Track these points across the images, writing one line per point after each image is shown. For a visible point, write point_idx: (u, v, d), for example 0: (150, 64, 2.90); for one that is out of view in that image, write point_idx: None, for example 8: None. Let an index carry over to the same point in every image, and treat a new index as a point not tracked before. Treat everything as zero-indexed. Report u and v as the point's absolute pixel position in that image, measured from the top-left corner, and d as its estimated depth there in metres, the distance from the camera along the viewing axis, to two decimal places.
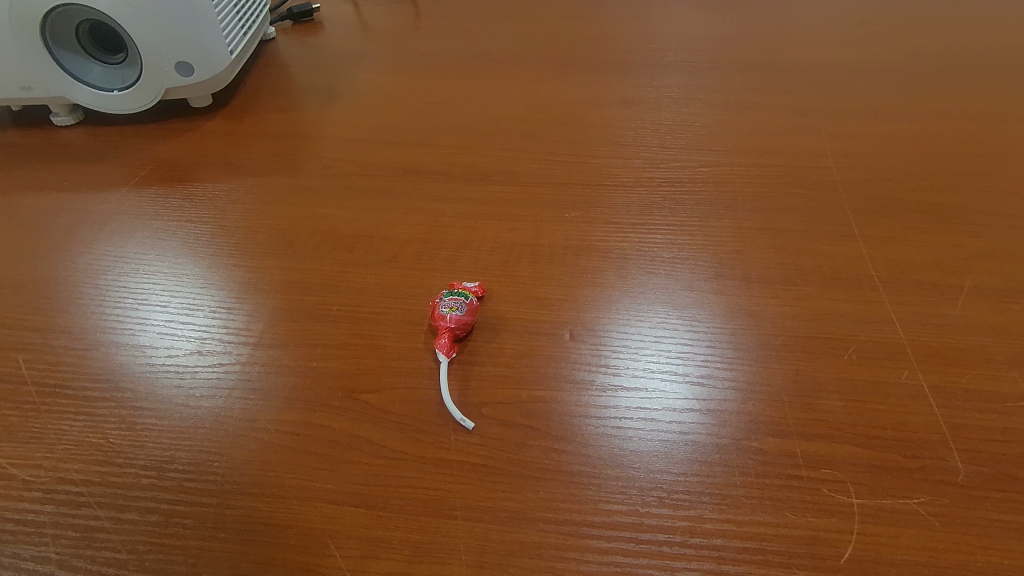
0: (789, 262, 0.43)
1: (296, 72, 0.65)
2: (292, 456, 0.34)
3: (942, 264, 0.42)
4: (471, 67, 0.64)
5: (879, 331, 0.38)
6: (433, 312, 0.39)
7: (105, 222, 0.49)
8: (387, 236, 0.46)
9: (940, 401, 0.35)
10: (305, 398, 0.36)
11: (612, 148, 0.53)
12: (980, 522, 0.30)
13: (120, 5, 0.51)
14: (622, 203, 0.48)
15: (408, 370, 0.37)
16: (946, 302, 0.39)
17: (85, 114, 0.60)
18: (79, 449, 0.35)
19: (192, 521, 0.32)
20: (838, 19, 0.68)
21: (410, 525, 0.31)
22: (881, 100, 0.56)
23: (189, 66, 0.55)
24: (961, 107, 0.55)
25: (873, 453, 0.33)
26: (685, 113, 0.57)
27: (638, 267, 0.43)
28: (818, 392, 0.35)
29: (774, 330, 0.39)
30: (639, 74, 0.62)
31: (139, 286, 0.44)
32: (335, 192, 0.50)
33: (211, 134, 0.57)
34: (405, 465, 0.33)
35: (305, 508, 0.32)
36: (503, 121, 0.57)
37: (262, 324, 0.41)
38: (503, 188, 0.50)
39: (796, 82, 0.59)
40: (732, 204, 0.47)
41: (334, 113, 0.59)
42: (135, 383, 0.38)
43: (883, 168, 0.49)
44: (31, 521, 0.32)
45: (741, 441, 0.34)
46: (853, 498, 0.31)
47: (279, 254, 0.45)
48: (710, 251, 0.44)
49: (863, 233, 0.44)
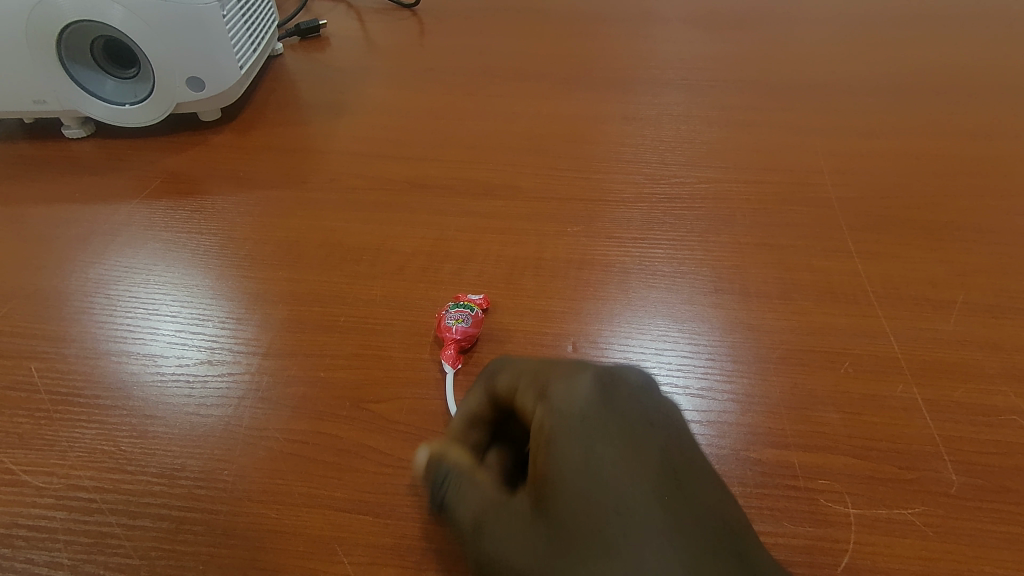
0: (787, 277, 0.44)
1: (303, 86, 0.67)
2: (301, 464, 0.35)
3: (935, 280, 0.43)
4: (475, 83, 0.66)
5: (874, 345, 0.39)
6: (439, 323, 0.40)
7: (115, 233, 0.50)
8: (393, 249, 0.47)
9: (934, 414, 0.35)
10: (313, 408, 0.37)
11: (613, 164, 0.55)
12: (973, 532, 0.31)
13: (134, 22, 0.52)
14: (623, 218, 0.49)
15: (414, 380, 0.39)
16: (938, 318, 0.40)
17: (97, 127, 0.61)
18: (91, 457, 0.36)
19: (201, 528, 0.33)
20: (833, 38, 0.69)
21: (417, 533, 0.32)
22: (875, 118, 0.57)
23: (200, 81, 0.57)
24: (952, 126, 0.56)
25: (868, 465, 0.34)
26: (684, 130, 0.58)
27: (639, 280, 0.44)
28: (816, 405, 0.36)
29: (773, 344, 0.40)
30: (639, 91, 0.63)
31: (150, 297, 0.45)
32: (342, 206, 0.51)
33: (220, 147, 0.58)
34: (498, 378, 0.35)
35: (314, 516, 0.33)
36: (506, 137, 0.58)
37: (271, 335, 0.41)
38: (506, 202, 0.51)
39: (792, 100, 0.60)
40: (730, 219, 0.48)
41: (341, 128, 0.60)
42: (145, 392, 0.39)
43: (876, 186, 0.50)
44: (44, 527, 0.33)
45: (741, 453, 0.34)
46: (849, 508, 0.32)
47: (287, 266, 0.46)
48: (709, 265, 0.45)
49: (859, 249, 0.45)
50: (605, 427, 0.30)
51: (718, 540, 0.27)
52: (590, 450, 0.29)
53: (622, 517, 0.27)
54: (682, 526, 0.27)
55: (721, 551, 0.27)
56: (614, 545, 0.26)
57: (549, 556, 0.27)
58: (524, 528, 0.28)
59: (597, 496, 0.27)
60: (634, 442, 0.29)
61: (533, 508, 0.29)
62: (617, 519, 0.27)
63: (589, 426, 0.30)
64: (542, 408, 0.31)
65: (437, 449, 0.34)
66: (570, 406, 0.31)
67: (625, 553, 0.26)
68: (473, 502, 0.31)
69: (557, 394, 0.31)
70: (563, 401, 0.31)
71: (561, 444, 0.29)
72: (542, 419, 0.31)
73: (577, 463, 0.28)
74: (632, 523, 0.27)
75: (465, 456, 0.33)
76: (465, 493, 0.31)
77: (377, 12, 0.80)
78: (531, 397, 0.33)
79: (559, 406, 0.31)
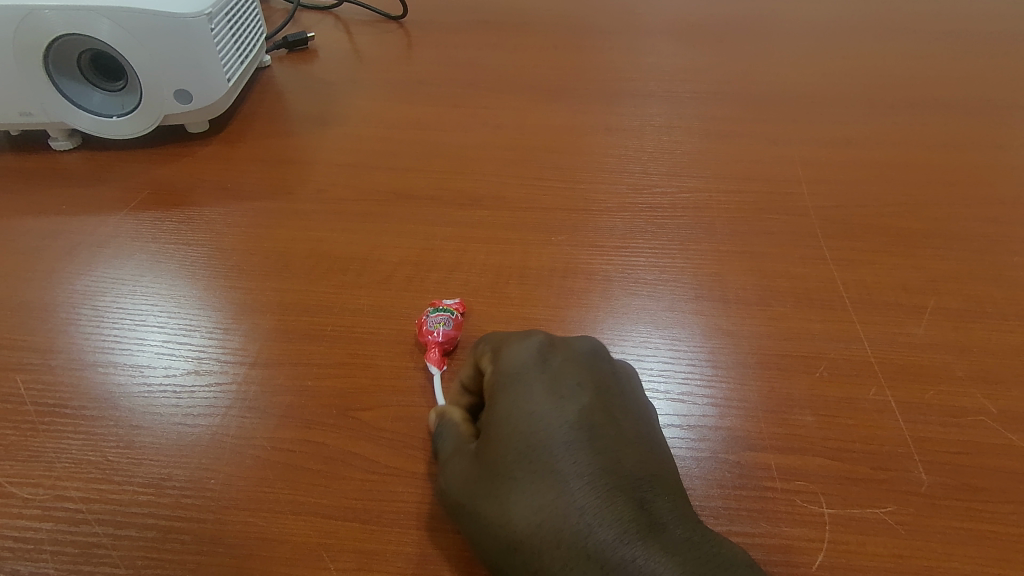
0: (766, 284, 0.45)
1: (291, 98, 0.67)
2: (288, 472, 0.35)
3: (907, 286, 0.44)
4: (461, 95, 0.67)
5: (848, 349, 0.40)
6: (420, 329, 0.41)
7: (102, 245, 0.50)
8: (380, 259, 0.48)
9: (906, 416, 0.37)
10: (300, 416, 0.38)
11: (597, 174, 0.56)
12: (943, 529, 0.32)
13: (122, 35, 0.52)
14: (606, 227, 0.50)
15: (400, 388, 0.39)
16: (910, 322, 0.41)
17: (84, 139, 0.61)
18: (77, 467, 0.36)
19: (189, 537, 0.33)
20: (811, 51, 0.71)
21: (402, 538, 0.33)
22: (851, 129, 0.59)
23: (187, 94, 0.57)
24: (924, 137, 0.58)
25: (842, 465, 0.35)
26: (665, 141, 0.59)
27: (622, 288, 0.45)
28: (793, 408, 0.37)
29: (752, 349, 0.41)
30: (622, 103, 0.65)
31: (137, 308, 0.45)
32: (329, 216, 0.52)
33: (208, 159, 0.59)
34: (473, 352, 0.37)
35: (301, 523, 0.33)
36: (491, 148, 0.59)
37: (258, 345, 0.42)
38: (492, 212, 0.52)
39: (771, 112, 0.62)
40: (711, 228, 0.50)
41: (328, 139, 0.61)
42: (132, 402, 0.39)
43: (851, 195, 0.52)
44: (30, 538, 0.33)
45: (719, 455, 0.35)
46: (825, 508, 0.33)
47: (274, 276, 0.47)
48: (690, 273, 0.46)
49: (835, 257, 0.46)
50: (538, 384, 0.32)
51: (627, 491, 0.29)
52: (520, 404, 0.31)
53: (536, 461, 0.29)
54: (591, 476, 0.29)
55: (627, 500, 0.28)
56: (525, 489, 0.29)
57: (474, 495, 0.30)
58: (459, 470, 0.31)
59: (519, 442, 0.30)
60: (563, 401, 0.31)
61: (473, 452, 0.31)
62: (531, 466, 0.29)
63: (524, 383, 0.32)
64: (492, 366, 0.34)
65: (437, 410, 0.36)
66: (512, 365, 0.33)
67: (533, 493, 0.29)
68: (444, 443, 0.33)
69: (506, 354, 0.34)
70: (507, 362, 0.33)
71: (499, 397, 0.32)
72: (490, 376, 0.34)
73: (508, 414, 0.31)
74: (543, 471, 0.29)
75: (463, 413, 0.35)
76: (440, 435, 0.34)
77: (365, 24, 0.81)
78: (487, 358, 0.35)
79: (503, 366, 0.33)
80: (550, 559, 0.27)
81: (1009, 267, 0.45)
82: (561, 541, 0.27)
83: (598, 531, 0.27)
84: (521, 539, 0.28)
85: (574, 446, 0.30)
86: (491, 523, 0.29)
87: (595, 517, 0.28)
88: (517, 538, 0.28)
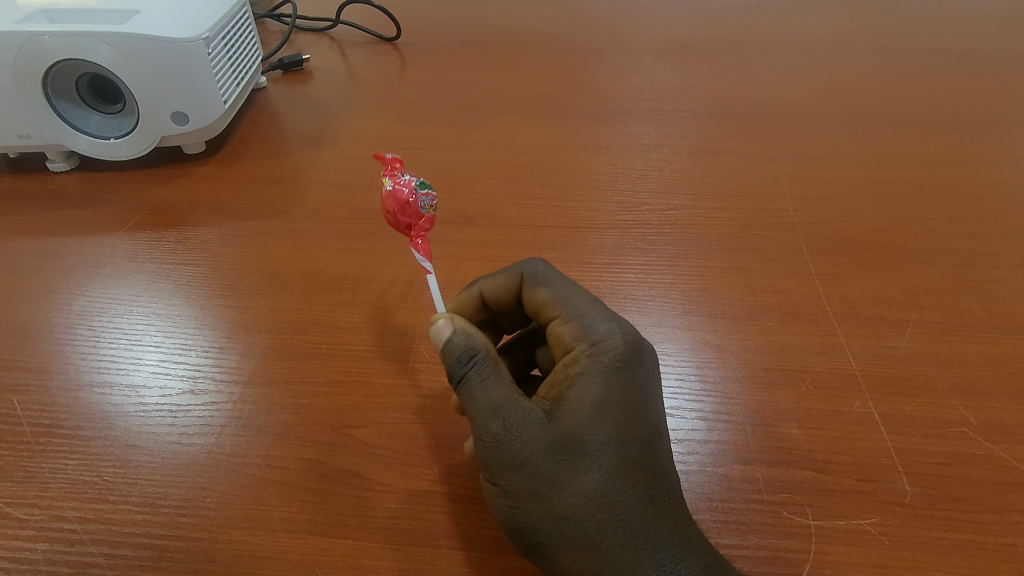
0: (752, 299, 0.46)
1: (286, 118, 0.69)
2: (283, 490, 0.36)
3: (890, 300, 0.45)
4: (454, 114, 0.68)
5: (833, 362, 0.41)
6: (409, 206, 0.38)
7: (99, 265, 0.51)
8: (374, 278, 0.49)
9: (889, 428, 0.37)
10: (294, 434, 0.38)
11: (588, 192, 0.57)
12: (926, 540, 0.33)
13: (120, 61, 0.53)
14: (596, 244, 0.51)
15: (394, 406, 0.40)
16: (893, 336, 0.42)
17: (81, 160, 0.62)
18: (73, 487, 0.36)
19: (184, 556, 0.33)
20: (795, 70, 0.73)
21: (396, 555, 0.33)
22: (834, 146, 0.60)
23: (184, 117, 0.58)
24: (905, 153, 0.59)
25: (827, 477, 0.35)
26: (654, 159, 0.60)
27: (612, 304, 0.46)
28: (779, 421, 0.38)
29: (739, 363, 0.41)
30: (612, 122, 0.66)
31: (133, 328, 0.46)
32: (323, 235, 0.53)
33: (203, 179, 0.60)
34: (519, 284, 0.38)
35: (295, 540, 0.34)
36: (484, 166, 0.60)
37: (253, 363, 0.42)
38: (484, 230, 0.53)
39: (757, 129, 0.63)
40: (698, 244, 0.51)
41: (322, 159, 0.62)
42: (128, 423, 0.39)
43: (835, 210, 0.53)
44: (26, 559, 0.33)
45: (707, 468, 0.36)
46: (811, 520, 0.34)
47: (270, 295, 0.47)
48: (679, 289, 0.47)
49: (819, 272, 0.47)
50: (634, 376, 0.33)
51: (677, 497, 0.32)
52: (617, 391, 0.32)
53: (621, 452, 0.31)
54: (656, 476, 0.31)
55: (677, 504, 0.31)
56: (607, 471, 0.30)
57: (549, 461, 0.30)
58: (532, 432, 0.31)
59: (608, 429, 0.31)
60: (649, 403, 0.33)
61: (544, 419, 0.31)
62: (615, 456, 0.30)
63: (621, 373, 0.32)
64: (583, 342, 0.34)
65: (470, 337, 0.34)
66: (610, 352, 0.33)
67: (610, 479, 0.30)
68: (493, 388, 0.32)
69: (600, 333, 0.34)
70: (606, 344, 0.33)
71: (591, 377, 0.32)
72: (579, 351, 0.33)
73: (601, 398, 0.31)
74: (626, 460, 0.31)
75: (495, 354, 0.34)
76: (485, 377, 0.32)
77: (359, 46, 0.83)
78: (572, 331, 0.34)
79: (601, 349, 0.33)
80: (611, 538, 0.29)
81: (989, 280, 0.46)
82: (627, 526, 0.30)
83: (657, 529, 0.30)
84: (589, 515, 0.29)
85: (651, 443, 0.32)
86: (561, 494, 0.29)
87: (657, 514, 0.30)
88: (585, 513, 0.29)
